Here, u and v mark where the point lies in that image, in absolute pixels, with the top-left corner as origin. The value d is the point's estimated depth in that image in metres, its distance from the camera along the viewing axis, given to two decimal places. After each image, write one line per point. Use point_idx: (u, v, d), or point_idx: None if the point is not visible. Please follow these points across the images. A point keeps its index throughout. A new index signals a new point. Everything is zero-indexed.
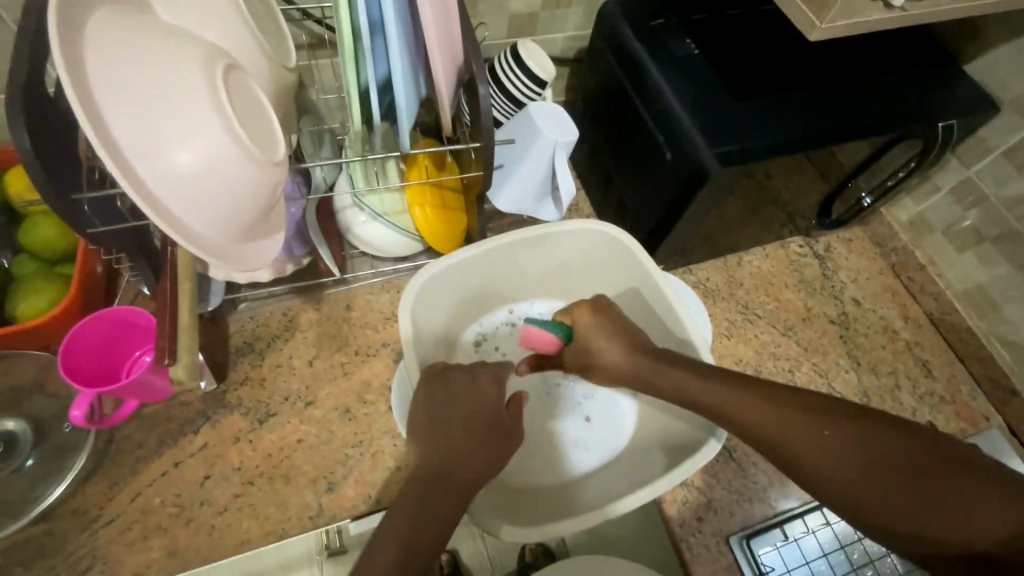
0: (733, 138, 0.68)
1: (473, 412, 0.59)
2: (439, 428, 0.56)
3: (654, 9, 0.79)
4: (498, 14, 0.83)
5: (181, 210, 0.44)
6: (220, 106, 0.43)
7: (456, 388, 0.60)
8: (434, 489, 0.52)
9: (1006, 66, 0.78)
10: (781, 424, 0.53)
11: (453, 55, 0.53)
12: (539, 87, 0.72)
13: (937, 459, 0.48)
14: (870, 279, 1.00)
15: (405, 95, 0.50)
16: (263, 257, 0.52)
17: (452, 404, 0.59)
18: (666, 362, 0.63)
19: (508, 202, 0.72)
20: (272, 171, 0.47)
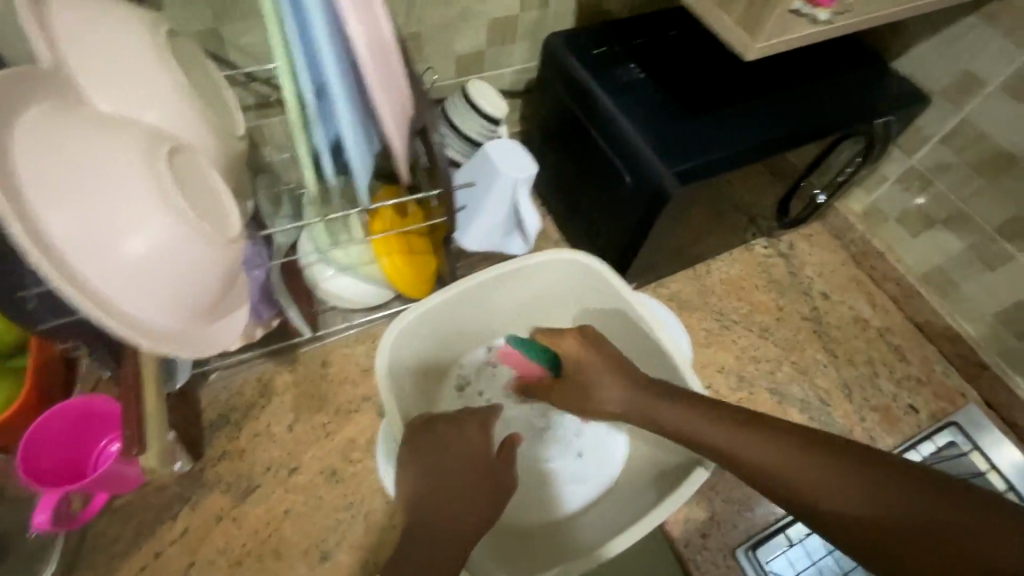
0: (687, 156, 0.70)
1: (466, 458, 0.58)
2: (436, 478, 0.55)
3: (596, 39, 0.81)
4: (444, 57, 0.84)
5: (140, 307, 0.42)
6: (168, 195, 0.42)
7: (445, 434, 0.59)
8: (431, 539, 0.50)
9: (929, 59, 0.83)
10: (781, 460, 0.51)
11: (405, 107, 0.52)
12: (494, 123, 0.73)
13: (937, 491, 0.47)
14: (834, 272, 1.03)
15: (357, 156, 0.48)
16: (225, 336, 0.51)
17: (442, 453, 0.57)
18: (655, 397, 0.60)
19: (475, 241, 0.72)
20: (231, 247, 0.47)
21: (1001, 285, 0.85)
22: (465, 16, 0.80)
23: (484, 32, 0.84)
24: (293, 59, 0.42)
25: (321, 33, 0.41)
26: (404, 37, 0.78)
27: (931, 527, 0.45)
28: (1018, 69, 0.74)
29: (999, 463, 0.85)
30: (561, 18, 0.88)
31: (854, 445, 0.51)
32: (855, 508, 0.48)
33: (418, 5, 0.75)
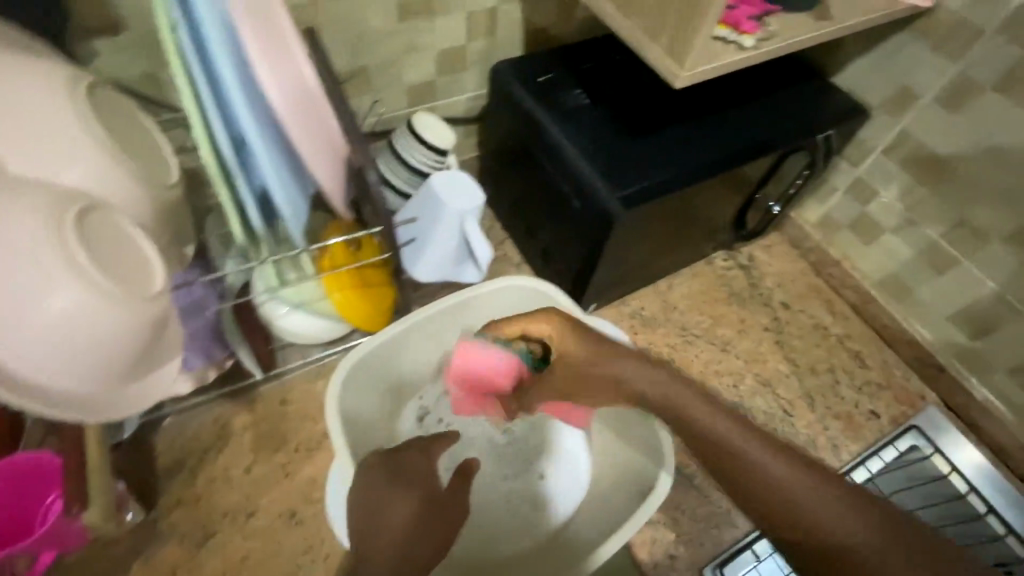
0: (630, 180, 0.71)
1: (421, 476, 0.57)
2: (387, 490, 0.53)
3: (540, 66, 0.82)
4: (392, 88, 0.84)
5: (52, 370, 0.46)
6: (75, 271, 0.44)
7: (400, 456, 0.59)
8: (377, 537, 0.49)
9: (866, 73, 0.85)
10: (741, 446, 0.47)
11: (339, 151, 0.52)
12: (442, 154, 0.73)
13: (894, 527, 0.43)
14: (794, 281, 1.04)
15: (290, 205, 0.47)
16: (146, 393, 0.54)
17: (396, 470, 0.56)
18: (622, 356, 0.55)
19: (428, 274, 0.72)
20: (150, 307, 0.49)
21: (950, 289, 0.87)
22: (411, 48, 0.81)
23: (432, 62, 0.84)
24: (206, 112, 0.42)
25: (232, 90, 0.41)
26: (349, 72, 0.78)
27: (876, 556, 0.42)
28: (949, 81, 0.76)
29: (961, 465, 0.86)
30: (509, 45, 0.89)
31: (821, 463, 0.47)
32: (843, 530, 0.43)
33: (360, 40, 0.75)
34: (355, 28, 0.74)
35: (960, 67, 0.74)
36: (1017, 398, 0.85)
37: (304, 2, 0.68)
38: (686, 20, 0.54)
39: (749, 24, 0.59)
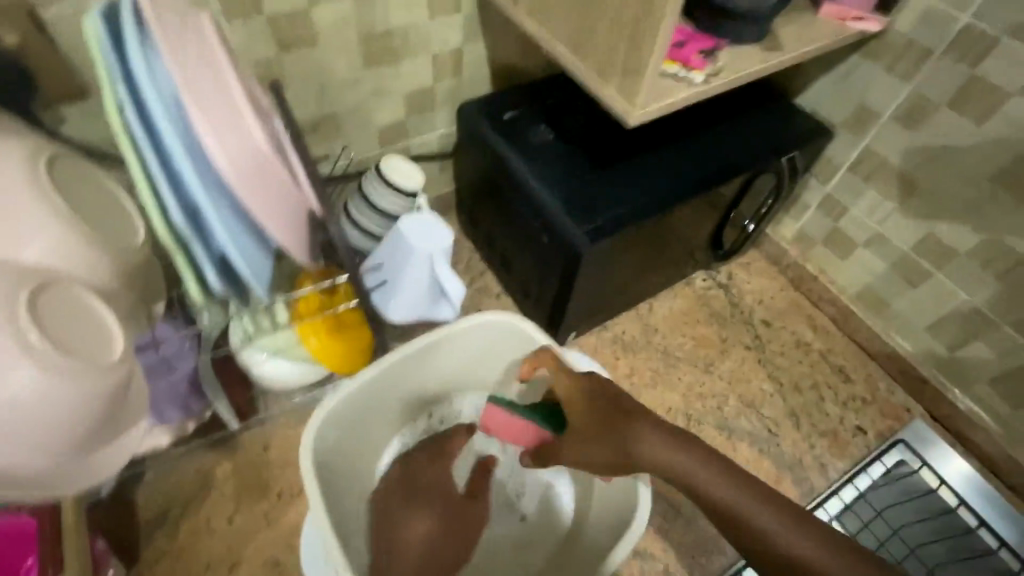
0: (596, 214, 0.72)
1: (436, 489, 0.79)
2: (407, 507, 0.76)
3: (506, 103, 0.83)
4: (363, 131, 0.86)
5: (5, 451, 0.44)
6: (26, 347, 0.44)
7: (418, 472, 0.78)
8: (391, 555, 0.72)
9: (827, 94, 0.86)
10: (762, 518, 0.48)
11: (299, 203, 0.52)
12: (412, 196, 0.74)
13: None
14: (774, 298, 1.04)
15: (249, 263, 0.48)
16: (106, 467, 0.52)
17: (416, 484, 0.78)
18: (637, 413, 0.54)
19: (401, 313, 0.72)
20: (106, 376, 0.48)
21: (925, 301, 0.87)
22: (378, 93, 0.82)
23: (400, 104, 0.86)
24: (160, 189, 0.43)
25: (187, 175, 0.42)
26: (318, 118, 0.80)
27: None
28: (906, 100, 0.77)
29: (950, 478, 0.86)
30: (476, 83, 0.91)
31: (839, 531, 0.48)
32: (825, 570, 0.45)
33: (327, 89, 0.77)
34: (321, 78, 0.75)
35: (916, 85, 0.76)
36: (1000, 407, 0.84)
37: (267, 57, 0.69)
38: (632, 62, 0.55)
39: (697, 61, 0.61)
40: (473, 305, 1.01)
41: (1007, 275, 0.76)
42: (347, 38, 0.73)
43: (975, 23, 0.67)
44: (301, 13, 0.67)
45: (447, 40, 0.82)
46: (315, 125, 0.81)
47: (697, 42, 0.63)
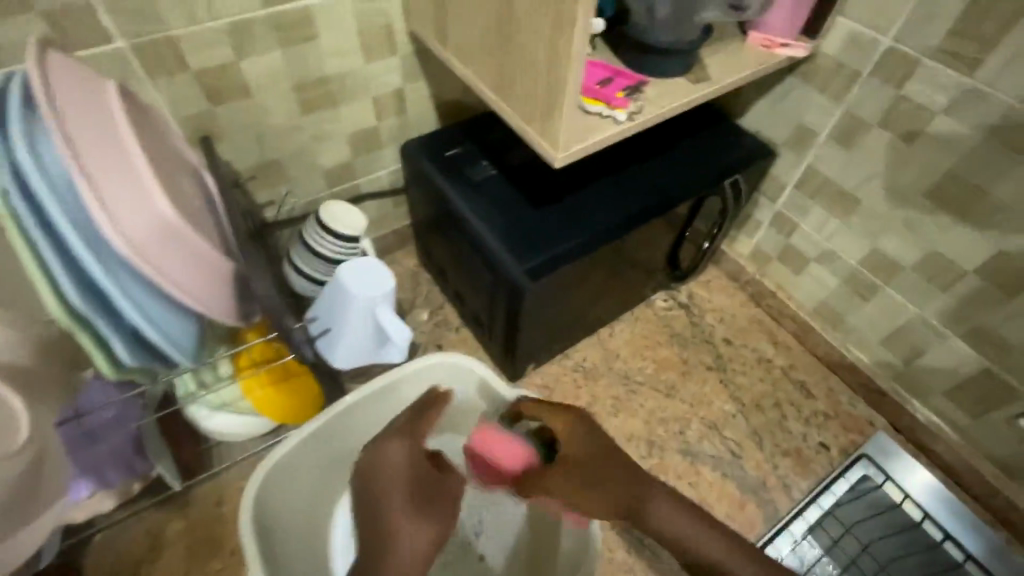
0: (538, 251, 0.72)
1: (415, 473, 0.57)
2: (382, 502, 0.54)
3: (449, 141, 0.83)
4: (308, 175, 0.86)
5: None
6: None
7: (390, 462, 0.57)
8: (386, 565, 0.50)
9: (768, 115, 0.87)
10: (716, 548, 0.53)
11: (214, 261, 0.52)
12: (353, 240, 0.74)
13: None
14: (735, 316, 1.05)
15: (160, 329, 0.47)
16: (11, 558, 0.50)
17: (393, 467, 0.57)
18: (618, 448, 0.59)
19: (346, 359, 0.72)
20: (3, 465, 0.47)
21: (878, 315, 0.87)
22: (319, 136, 0.82)
23: (345, 146, 0.86)
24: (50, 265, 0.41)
25: (80, 251, 0.41)
26: (259, 165, 0.79)
27: None
28: (840, 120, 0.78)
29: (914, 491, 0.87)
30: (422, 120, 0.91)
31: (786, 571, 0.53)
32: None
33: (264, 137, 0.77)
34: (257, 126, 0.75)
35: (848, 106, 0.76)
36: (958, 418, 0.84)
37: (198, 111, 0.69)
38: (548, 106, 0.55)
39: (620, 99, 0.61)
40: (433, 338, 1.00)
41: (950, 290, 0.76)
42: (280, 87, 0.73)
43: (895, 46, 0.68)
44: (228, 67, 0.67)
45: (386, 82, 0.82)
46: (256, 173, 0.80)
47: (621, 81, 0.64)
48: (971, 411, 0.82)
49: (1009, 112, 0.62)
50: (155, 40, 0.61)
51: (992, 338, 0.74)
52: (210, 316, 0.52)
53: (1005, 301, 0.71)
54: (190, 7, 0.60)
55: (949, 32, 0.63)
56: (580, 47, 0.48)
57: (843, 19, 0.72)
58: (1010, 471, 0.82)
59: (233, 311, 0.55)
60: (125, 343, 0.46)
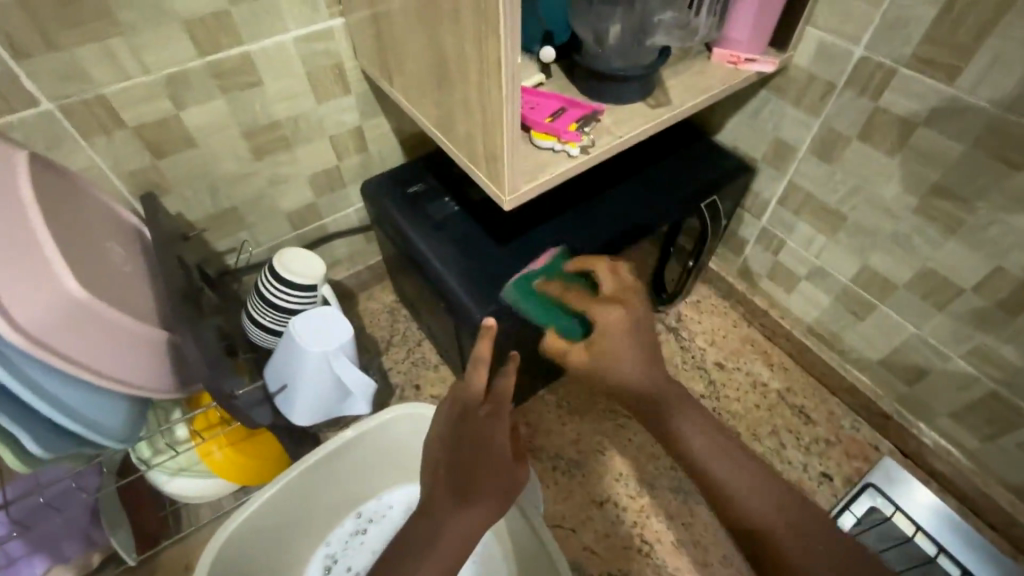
0: (502, 292, 0.68)
1: (473, 451, 0.50)
2: (435, 484, 0.51)
3: (412, 177, 0.80)
4: (269, 218, 0.83)
5: None
6: None
7: (442, 436, 0.51)
8: (420, 560, 0.48)
9: (744, 131, 0.83)
10: (709, 439, 0.53)
11: (137, 337, 0.52)
12: (311, 289, 0.71)
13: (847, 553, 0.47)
14: (727, 337, 1.00)
15: (71, 413, 0.46)
16: None
17: (442, 443, 0.51)
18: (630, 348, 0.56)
19: (305, 416, 0.68)
20: None
21: (874, 334, 0.82)
22: (276, 180, 0.79)
23: (306, 187, 0.83)
24: None
25: None
26: (215, 213, 0.77)
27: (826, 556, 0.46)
28: (818, 134, 0.74)
29: (924, 521, 0.82)
30: (385, 156, 0.88)
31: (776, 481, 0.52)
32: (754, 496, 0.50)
33: (216, 185, 0.74)
34: (208, 175, 0.73)
35: (824, 120, 0.72)
36: (967, 442, 0.79)
37: (140, 167, 0.67)
38: (489, 146, 0.52)
39: (572, 133, 0.57)
40: (411, 377, 0.96)
41: (947, 309, 0.71)
42: (227, 134, 0.70)
43: (868, 55, 0.64)
44: (167, 120, 0.65)
45: (342, 120, 0.79)
46: (213, 222, 0.78)
47: (574, 111, 0.60)
48: (980, 435, 0.76)
49: (993, 121, 0.57)
50: (85, 100, 0.58)
51: (994, 359, 0.69)
52: (134, 391, 0.51)
53: (1007, 320, 0.66)
54: (119, 64, 0.58)
55: (923, 38, 0.59)
56: (508, 87, 0.45)
57: (811, 29, 0.68)
58: None
59: (166, 382, 0.55)
60: (32, 429, 0.45)
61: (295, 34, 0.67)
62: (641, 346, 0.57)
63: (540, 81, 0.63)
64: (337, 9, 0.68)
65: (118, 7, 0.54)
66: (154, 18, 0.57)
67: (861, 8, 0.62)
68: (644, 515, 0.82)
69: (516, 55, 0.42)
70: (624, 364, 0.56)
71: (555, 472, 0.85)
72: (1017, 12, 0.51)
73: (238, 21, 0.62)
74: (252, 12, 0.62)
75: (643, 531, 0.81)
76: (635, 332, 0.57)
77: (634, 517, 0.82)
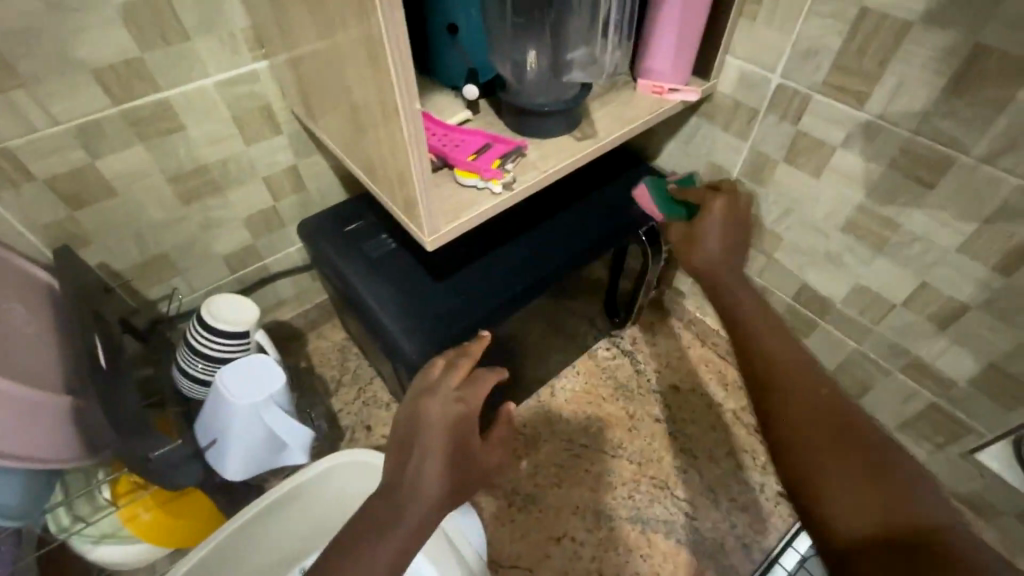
0: (440, 330, 0.67)
1: (460, 439, 0.49)
2: (412, 458, 0.46)
3: (349, 215, 0.79)
4: (204, 263, 0.81)
5: None
6: None
7: (429, 417, 0.49)
8: (377, 541, 0.43)
9: (679, 157, 0.84)
10: (760, 326, 0.47)
11: (34, 405, 0.50)
12: (244, 335, 0.69)
13: (860, 470, 0.38)
14: (681, 358, 0.99)
15: None
16: None
17: (424, 420, 0.49)
18: (730, 224, 0.58)
19: (239, 470, 0.66)
20: None
21: (819, 351, 0.83)
22: (209, 225, 0.77)
23: (242, 229, 0.81)
24: None
25: None
26: (144, 261, 0.74)
27: (850, 463, 0.38)
28: (748, 158, 0.75)
29: None
30: (325, 194, 0.87)
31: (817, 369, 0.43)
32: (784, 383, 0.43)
33: (143, 233, 0.72)
34: (131, 224, 0.70)
35: (752, 144, 0.74)
36: (917, 454, 0.79)
37: (56, 219, 0.64)
38: (406, 189, 0.51)
39: (494, 170, 0.57)
40: (362, 418, 0.93)
41: (883, 324, 0.72)
42: (151, 180, 0.68)
43: (785, 82, 0.66)
44: (82, 170, 0.62)
45: (275, 160, 0.78)
46: (143, 270, 0.75)
47: (497, 147, 0.59)
48: (927, 447, 0.77)
49: (903, 143, 0.58)
50: None
51: (931, 371, 0.70)
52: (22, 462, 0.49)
53: (938, 333, 0.67)
54: (25, 117, 0.56)
55: (832, 66, 0.60)
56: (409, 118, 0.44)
57: (732, 59, 0.69)
58: (978, 509, 0.77)
59: (62, 445, 0.52)
60: None
61: (217, 78, 0.66)
62: (731, 225, 0.58)
63: (466, 118, 0.63)
64: (260, 52, 0.67)
65: (18, 59, 0.53)
66: (60, 68, 0.55)
67: (773, 38, 0.64)
68: (603, 548, 0.80)
69: (412, 93, 0.42)
70: (714, 242, 0.57)
71: (510, 510, 0.83)
72: (912, 39, 0.53)
73: (154, 67, 0.61)
74: (168, 58, 0.61)
75: (602, 566, 0.79)
76: (732, 219, 0.59)
77: (594, 551, 0.80)
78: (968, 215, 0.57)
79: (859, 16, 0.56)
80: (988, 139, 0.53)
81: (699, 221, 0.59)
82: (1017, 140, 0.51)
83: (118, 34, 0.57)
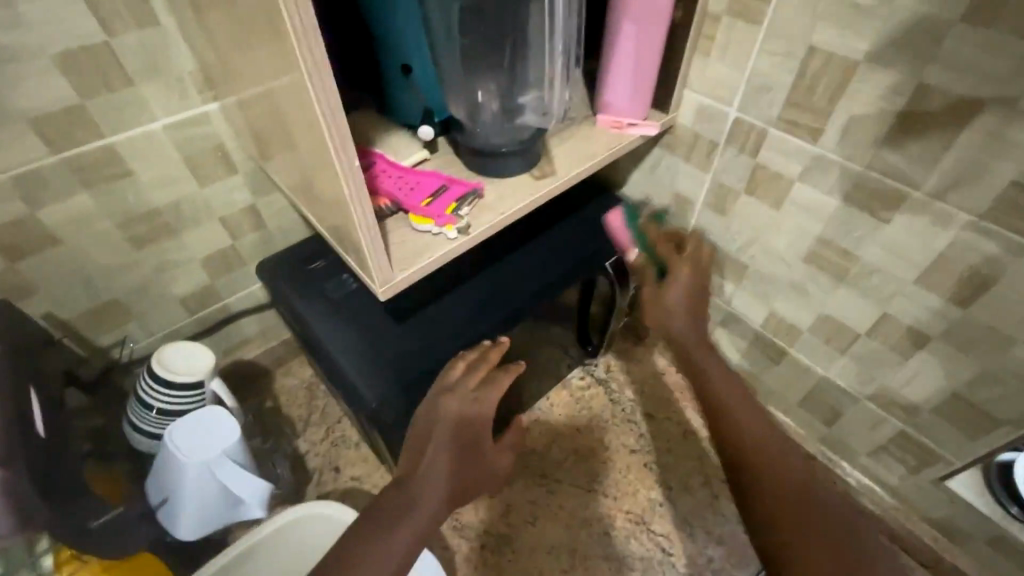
0: (402, 374, 0.65)
1: (470, 436, 0.55)
2: (426, 454, 0.53)
3: (310, 253, 0.78)
4: (160, 306, 0.78)
5: None
6: None
7: (448, 416, 0.54)
8: (394, 530, 0.48)
9: (645, 187, 0.84)
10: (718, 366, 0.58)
11: None
12: (196, 387, 0.66)
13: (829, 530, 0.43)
14: (657, 385, 0.98)
15: None
16: None
17: (443, 419, 0.54)
18: (692, 301, 0.62)
19: (192, 529, 0.63)
20: None
21: (790, 378, 0.82)
22: (162, 268, 0.75)
23: (198, 271, 0.79)
24: None
25: None
26: (94, 308, 0.71)
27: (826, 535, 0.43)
28: (711, 189, 0.75)
29: None
30: (287, 231, 0.85)
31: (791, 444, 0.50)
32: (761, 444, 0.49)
33: (91, 280, 0.69)
34: (78, 271, 0.67)
35: (713, 175, 0.74)
36: (889, 480, 0.79)
37: None
38: (357, 240, 0.51)
39: (449, 215, 0.56)
40: (330, 459, 0.91)
41: (849, 353, 0.72)
42: (98, 226, 0.66)
43: (742, 115, 0.66)
44: (21, 220, 0.60)
45: (232, 200, 0.76)
46: (93, 318, 0.72)
47: (453, 190, 0.58)
48: (898, 473, 0.77)
49: (858, 177, 0.59)
50: None
51: (897, 399, 0.70)
52: None
53: (902, 362, 0.67)
54: None
55: (785, 102, 0.61)
56: (343, 167, 0.44)
57: (689, 92, 0.69)
58: (950, 533, 0.77)
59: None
60: None
61: (165, 121, 0.64)
62: (693, 299, 0.61)
63: (422, 158, 0.62)
64: (211, 94, 0.65)
65: None
66: None
67: (727, 74, 0.64)
68: None
69: (347, 142, 0.43)
70: (682, 312, 0.61)
71: (483, 552, 0.81)
72: (860, 77, 0.54)
73: (96, 114, 0.59)
74: (111, 103, 0.59)
75: None
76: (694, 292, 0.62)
77: None
78: (924, 249, 0.58)
79: (808, 54, 0.56)
80: (937, 174, 0.53)
81: (668, 288, 0.62)
82: (966, 176, 0.51)
83: (55, 83, 0.55)
